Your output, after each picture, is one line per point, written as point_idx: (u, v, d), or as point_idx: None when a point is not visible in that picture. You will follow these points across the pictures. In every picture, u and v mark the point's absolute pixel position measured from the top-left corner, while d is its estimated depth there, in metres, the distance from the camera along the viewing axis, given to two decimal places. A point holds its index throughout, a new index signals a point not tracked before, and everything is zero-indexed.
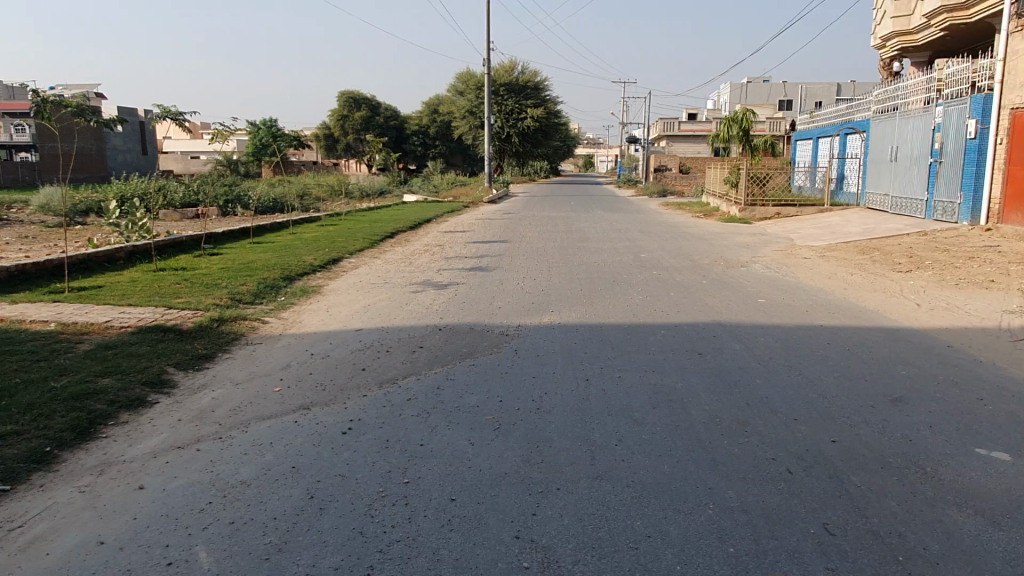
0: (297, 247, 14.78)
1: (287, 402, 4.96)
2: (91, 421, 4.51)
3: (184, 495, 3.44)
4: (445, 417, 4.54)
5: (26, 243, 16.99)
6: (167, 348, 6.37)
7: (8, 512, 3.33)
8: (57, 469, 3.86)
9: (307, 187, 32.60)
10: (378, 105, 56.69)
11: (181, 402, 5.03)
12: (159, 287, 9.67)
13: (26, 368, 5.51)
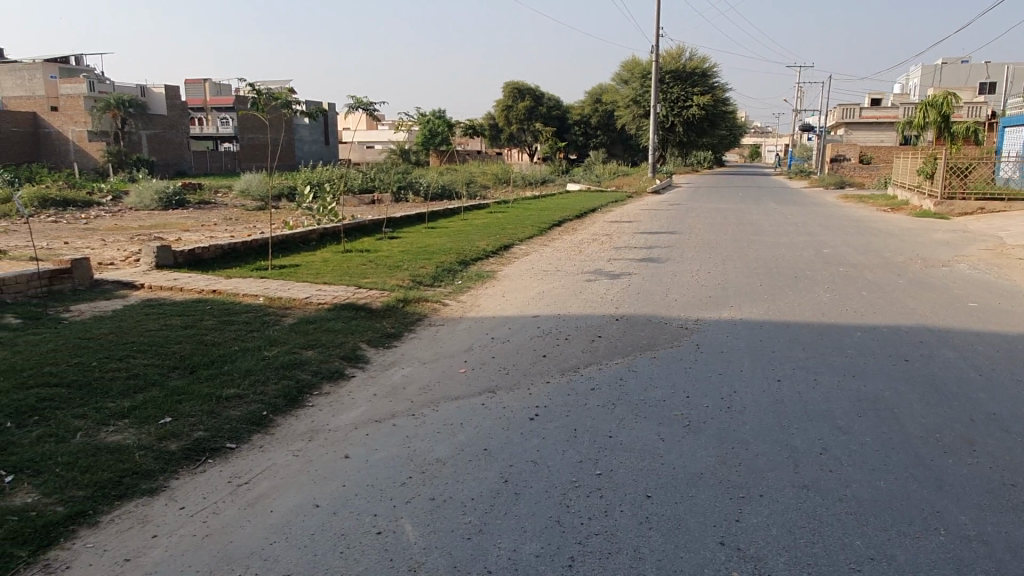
0: (469, 233, 15.22)
1: (472, 384, 5.08)
2: (299, 390, 4.87)
3: (387, 468, 3.60)
4: (631, 409, 4.43)
5: (231, 224, 18.82)
6: (360, 325, 6.76)
7: (235, 468, 3.65)
8: (272, 432, 4.19)
9: (474, 175, 33.70)
10: (543, 96, 57.41)
11: (376, 378, 5.30)
12: (349, 267, 10.32)
13: (243, 338, 6.07)
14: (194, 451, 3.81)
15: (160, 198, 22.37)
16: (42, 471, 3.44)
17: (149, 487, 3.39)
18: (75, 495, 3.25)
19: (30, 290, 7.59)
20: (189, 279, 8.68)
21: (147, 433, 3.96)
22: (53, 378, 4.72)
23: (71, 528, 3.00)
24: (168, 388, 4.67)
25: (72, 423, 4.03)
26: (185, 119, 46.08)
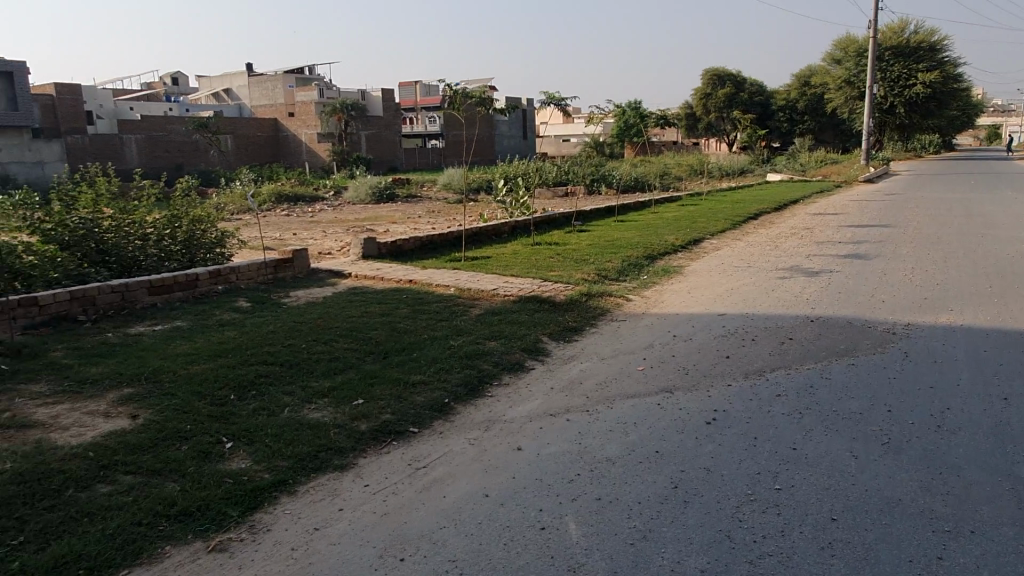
0: (659, 226, 14.89)
1: (650, 383, 4.97)
2: (480, 379, 5.06)
3: (557, 463, 3.62)
4: (821, 420, 4.09)
5: (433, 217, 19.99)
6: (543, 318, 6.87)
7: (416, 452, 3.87)
8: (452, 419, 4.39)
9: (668, 167, 32.93)
10: (744, 81, 54.71)
11: (554, 371, 5.37)
12: (536, 260, 10.54)
13: (433, 327, 6.42)
14: (381, 432, 4.09)
15: (373, 192, 24.26)
16: (255, 440, 3.87)
17: (340, 463, 3.69)
18: (280, 464, 3.62)
19: (260, 277, 8.56)
20: (392, 269, 9.34)
21: (343, 413, 4.31)
22: (270, 357, 5.29)
23: (275, 494, 3.35)
24: (363, 371, 5.06)
25: (283, 399, 4.50)
26: (399, 119, 49.57)
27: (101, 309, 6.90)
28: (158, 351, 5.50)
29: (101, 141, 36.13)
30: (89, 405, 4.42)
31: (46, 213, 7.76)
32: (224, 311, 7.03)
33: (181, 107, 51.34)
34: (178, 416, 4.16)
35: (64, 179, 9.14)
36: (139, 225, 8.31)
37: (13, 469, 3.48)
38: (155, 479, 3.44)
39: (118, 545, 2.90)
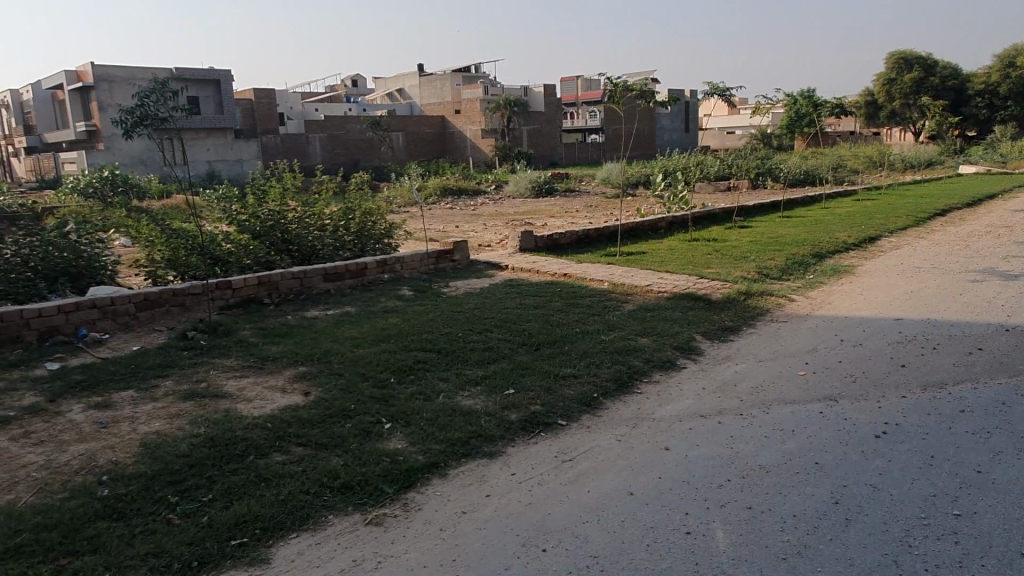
0: (830, 223, 13.95)
1: (812, 389, 4.68)
2: (630, 375, 5.00)
3: (706, 467, 3.51)
4: (1014, 442, 3.65)
5: (590, 211, 20.01)
6: (698, 316, 6.68)
7: (563, 445, 3.90)
8: (600, 414, 4.37)
9: (843, 159, 30.76)
10: (934, 65, 49.87)
11: (707, 371, 5.20)
12: (694, 256, 10.25)
13: (584, 321, 6.43)
14: (530, 423, 4.16)
15: (532, 186, 24.64)
16: (411, 423, 4.07)
17: (489, 451, 3.80)
18: (433, 447, 3.79)
19: (422, 267, 8.97)
20: (546, 262, 9.46)
21: (494, 402, 4.43)
22: (428, 344, 5.54)
23: (427, 475, 3.51)
24: (514, 362, 5.17)
25: (438, 385, 4.70)
26: (558, 115, 49.92)
27: (283, 294, 7.54)
28: (330, 334, 5.94)
29: (288, 139, 39.41)
30: (269, 381, 4.86)
31: (240, 205, 8.59)
32: (389, 299, 7.44)
33: (357, 107, 54.88)
34: (344, 396, 4.47)
35: (256, 174, 10.07)
36: (317, 217, 8.99)
37: (206, 434, 3.90)
38: (322, 452, 3.72)
39: (288, 510, 3.17)
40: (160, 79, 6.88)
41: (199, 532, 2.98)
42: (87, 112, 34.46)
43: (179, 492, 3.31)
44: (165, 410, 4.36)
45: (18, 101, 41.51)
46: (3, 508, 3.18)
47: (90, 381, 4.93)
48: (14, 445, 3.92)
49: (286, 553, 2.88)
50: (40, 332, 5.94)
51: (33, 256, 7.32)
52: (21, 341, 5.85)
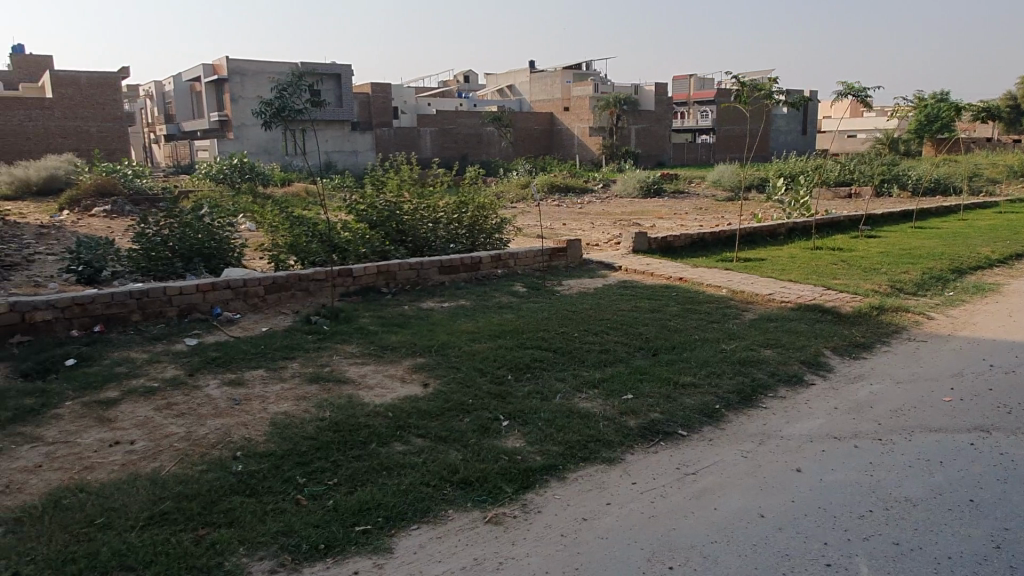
0: (968, 236, 12.92)
1: (960, 418, 4.29)
2: (754, 388, 4.76)
3: (844, 494, 3.27)
4: None
5: (701, 214, 19.43)
6: (826, 330, 6.30)
7: (685, 456, 3.75)
8: (723, 427, 4.18)
9: (982, 167, 28.51)
10: None
11: (838, 390, 4.88)
12: (818, 266, 9.71)
13: (703, 328, 6.20)
14: (649, 431, 4.03)
15: (641, 186, 24.20)
16: (528, 422, 4.03)
17: (608, 457, 3.70)
18: (551, 449, 3.73)
19: (535, 264, 8.88)
20: (661, 265, 9.22)
21: (612, 406, 4.33)
22: (544, 343, 5.49)
23: (546, 477, 3.45)
24: (632, 367, 5.04)
25: (555, 385, 4.63)
26: (670, 115, 48.90)
27: (400, 284, 7.68)
28: (446, 327, 5.99)
29: (403, 133, 40.49)
30: (389, 369, 4.95)
31: (362, 195, 8.84)
32: (503, 294, 7.45)
33: (470, 103, 55.80)
34: (462, 390, 4.49)
35: (376, 166, 10.34)
36: (434, 210, 9.13)
37: (331, 418, 4.01)
38: (442, 445, 3.73)
39: (410, 500, 3.19)
40: (298, 72, 7.16)
41: (325, 515, 3.05)
42: (221, 103, 36.72)
43: (306, 473, 3.41)
44: (293, 391, 4.52)
45: (162, 91, 44.77)
46: (149, 476, 3.38)
47: (224, 358, 5.19)
48: (158, 415, 4.17)
49: (408, 544, 2.89)
50: (180, 309, 6.31)
51: (174, 237, 7.82)
52: (163, 316, 6.24)
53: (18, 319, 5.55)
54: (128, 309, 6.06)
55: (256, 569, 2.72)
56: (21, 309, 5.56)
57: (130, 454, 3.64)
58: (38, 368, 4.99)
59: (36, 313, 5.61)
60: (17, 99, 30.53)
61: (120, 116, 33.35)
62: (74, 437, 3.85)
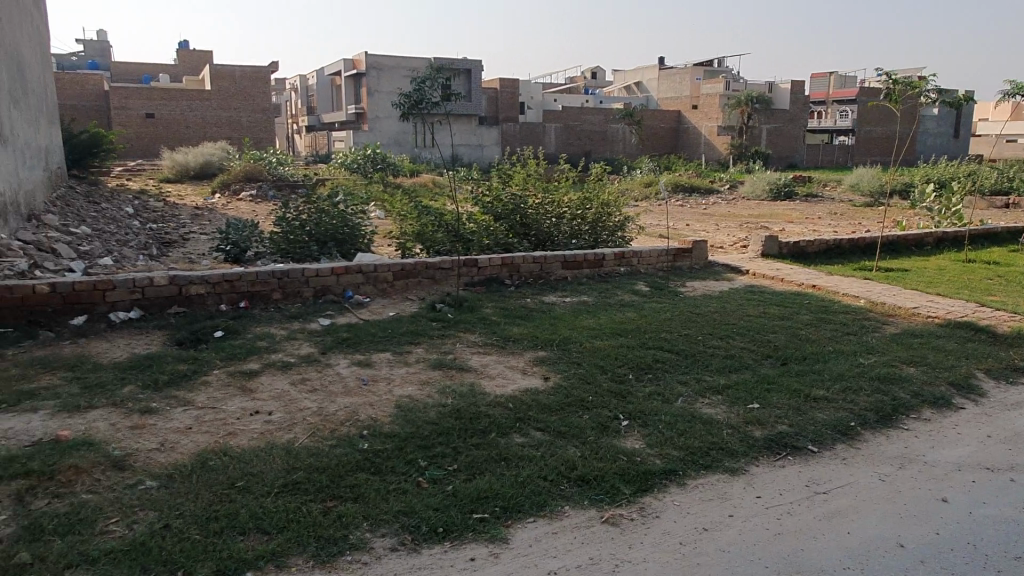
0: None
1: None
2: (895, 408, 4.43)
3: (998, 531, 2.99)
4: None
5: (836, 219, 18.35)
6: (979, 351, 5.77)
7: (816, 473, 3.56)
8: (858, 447, 3.92)
9: None
10: None
11: (992, 417, 4.46)
12: (970, 280, 8.93)
13: (838, 339, 5.85)
14: (777, 443, 3.84)
15: (772, 188, 23.19)
16: (649, 424, 3.95)
17: (731, 467, 3.56)
18: (671, 454, 3.63)
19: (659, 264, 8.67)
20: (792, 271, 8.78)
21: (737, 415, 4.16)
22: (667, 344, 5.35)
23: (664, 482, 3.37)
24: (760, 375, 4.82)
25: (677, 389, 4.51)
26: (807, 114, 46.56)
27: (523, 276, 7.73)
28: (567, 322, 5.98)
29: (529, 129, 40.84)
30: (509, 361, 5.00)
31: (489, 188, 8.98)
32: (624, 292, 7.34)
33: (596, 99, 55.44)
34: (582, 386, 4.46)
35: (504, 160, 10.46)
36: (558, 204, 9.14)
37: (452, 405, 4.10)
38: (560, 440, 3.72)
39: (527, 493, 3.20)
40: (435, 65, 7.34)
41: (444, 500, 3.12)
42: (358, 96, 38.45)
43: (428, 457, 3.50)
44: (417, 376, 4.66)
45: (306, 84, 47.44)
46: (284, 446, 3.59)
47: (355, 340, 5.43)
48: (294, 389, 4.41)
49: (524, 537, 2.90)
50: (315, 290, 6.66)
51: (313, 222, 8.26)
52: (301, 296, 6.61)
53: (175, 291, 6.04)
54: (270, 287, 6.46)
55: (378, 545, 2.82)
56: (178, 282, 6.04)
57: (268, 424, 3.88)
58: (191, 338, 5.41)
59: (191, 287, 6.09)
60: (180, 90, 33.30)
61: (268, 107, 35.63)
62: (220, 404, 4.14)
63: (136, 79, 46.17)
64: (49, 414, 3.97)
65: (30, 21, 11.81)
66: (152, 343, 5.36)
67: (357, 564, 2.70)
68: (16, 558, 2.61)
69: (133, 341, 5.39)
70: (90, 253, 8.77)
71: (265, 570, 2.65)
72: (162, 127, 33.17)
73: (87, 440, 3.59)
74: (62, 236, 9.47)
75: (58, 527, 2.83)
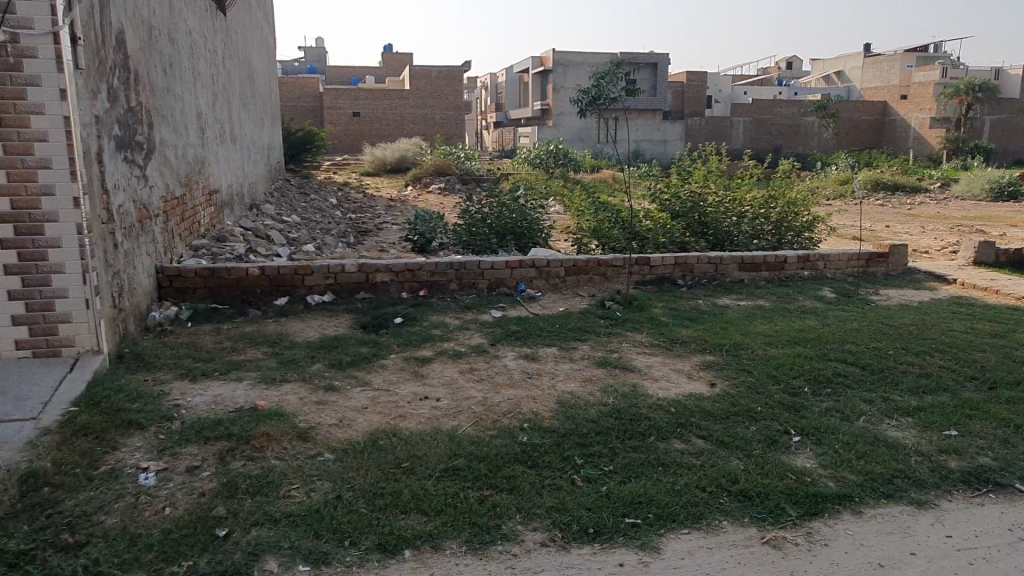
0: None
1: None
2: None
3: None
4: None
5: None
6: None
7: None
8: None
9: None
10: None
11: None
12: None
13: None
14: (976, 477, 3.40)
15: (996, 187, 20.53)
16: (824, 442, 3.66)
17: (918, 498, 3.20)
18: (847, 477, 3.34)
19: (849, 269, 8.00)
20: (1012, 282, 7.73)
21: (929, 441, 3.74)
22: (851, 357, 4.93)
23: (837, 507, 3.11)
24: (961, 399, 4.29)
25: (860, 406, 4.14)
26: None
27: (696, 277, 7.47)
28: (741, 327, 5.69)
29: (716, 122, 39.43)
30: (676, 364, 4.86)
31: (667, 185, 8.76)
32: (807, 298, 6.86)
33: (791, 91, 52.24)
34: (751, 396, 4.23)
35: (684, 155, 10.15)
36: (739, 203, 8.71)
37: (613, 405, 4.05)
38: (723, 451, 3.56)
39: (683, 502, 3.09)
40: (618, 60, 7.25)
41: (597, 500, 3.09)
42: (544, 92, 39.15)
43: (584, 455, 3.49)
44: (580, 373, 4.67)
45: (495, 82, 49.07)
46: (448, 432, 3.74)
47: (523, 333, 5.54)
48: (461, 377, 4.59)
49: (676, 548, 2.81)
50: (490, 282, 6.87)
51: (492, 215, 8.53)
52: (476, 287, 6.85)
53: (363, 278, 6.50)
54: (448, 278, 6.76)
55: (528, 538, 2.86)
56: (366, 270, 6.50)
57: (436, 410, 4.07)
58: (374, 323, 5.80)
59: (377, 275, 6.52)
60: (382, 91, 35.76)
61: (459, 104, 37.29)
62: (394, 387, 4.40)
63: (346, 80, 50.26)
64: (251, 384, 4.44)
65: (260, 30, 13.22)
66: (341, 326, 5.81)
67: (507, 555, 2.76)
68: (215, 511, 2.95)
69: (325, 322, 5.88)
70: (297, 239, 9.67)
71: (421, 549, 2.79)
72: (365, 125, 35.86)
73: (279, 411, 3.97)
74: (275, 224, 10.53)
75: (250, 487, 3.16)
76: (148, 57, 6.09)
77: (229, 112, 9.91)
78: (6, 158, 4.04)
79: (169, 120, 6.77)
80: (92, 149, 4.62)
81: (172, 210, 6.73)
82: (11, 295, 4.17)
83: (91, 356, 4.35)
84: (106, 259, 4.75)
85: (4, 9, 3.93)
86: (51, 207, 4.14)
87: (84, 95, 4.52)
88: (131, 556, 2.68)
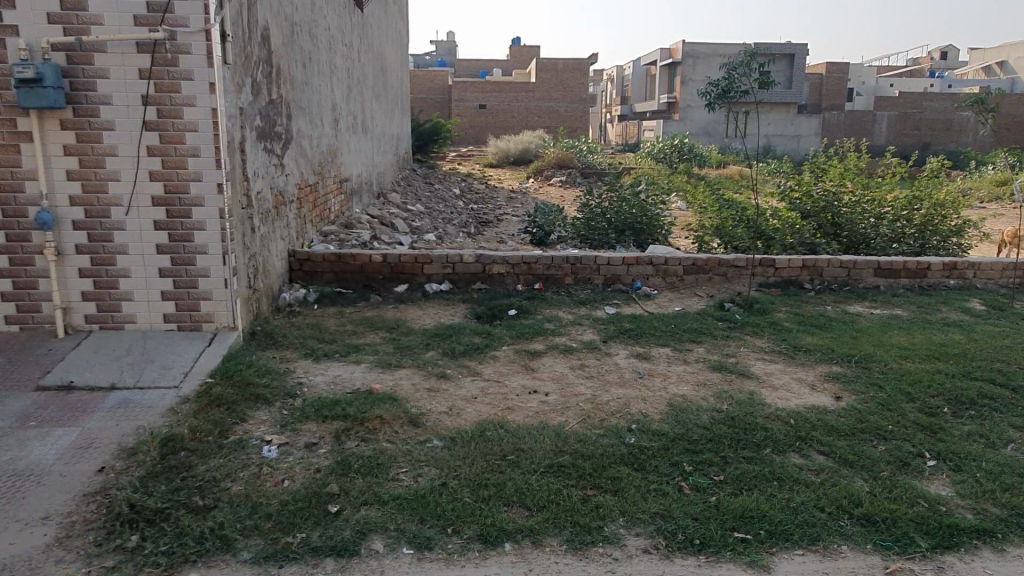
0: None
1: None
2: None
3: None
4: None
5: None
6: None
7: None
8: None
9: None
10: None
11: None
12: None
13: None
14: None
15: None
16: (964, 470, 3.35)
17: None
18: (989, 510, 3.04)
19: (1003, 279, 7.27)
20: None
21: None
22: (1000, 376, 4.48)
23: (976, 543, 2.84)
24: None
25: (1008, 432, 3.76)
26: None
27: (826, 281, 7.03)
28: (873, 337, 5.32)
29: (858, 117, 36.89)
30: (798, 373, 4.61)
31: (798, 183, 8.35)
32: (952, 310, 6.31)
33: (944, 83, 48.27)
34: (882, 413, 3.94)
35: (819, 152, 9.55)
36: (879, 204, 8.12)
37: (727, 412, 3.89)
38: (845, 469, 3.34)
39: (799, 522, 2.92)
40: (751, 49, 6.91)
41: (705, 511, 2.98)
42: (672, 84, 38.20)
43: (693, 462, 3.37)
44: (695, 376, 4.53)
45: (621, 74, 48.54)
46: (555, 427, 3.73)
47: (637, 331, 5.42)
48: (572, 373, 4.58)
49: (788, 569, 2.66)
50: (605, 278, 6.77)
51: (610, 210, 8.42)
52: (591, 282, 6.77)
53: (479, 268, 6.59)
54: (563, 272, 6.73)
55: (631, 544, 2.80)
56: (483, 261, 6.57)
57: (544, 404, 4.06)
58: (488, 313, 5.87)
59: (493, 266, 6.59)
60: (509, 84, 36.15)
61: (585, 97, 37.06)
62: (504, 379, 4.44)
63: (474, 73, 51.12)
64: (369, 368, 4.61)
65: (394, 25, 13.70)
66: (456, 315, 5.92)
67: (608, 558, 2.71)
68: (328, 487, 3.08)
69: (442, 311, 6.02)
70: (420, 228, 9.95)
71: (521, 543, 2.79)
72: (492, 117, 36.34)
73: (393, 395, 4.10)
74: (400, 213, 10.88)
75: (361, 468, 3.27)
76: (289, 51, 6.42)
77: (361, 105, 10.33)
78: (162, 147, 4.39)
79: (306, 112, 7.13)
80: (236, 138, 4.93)
81: (306, 197, 7.09)
82: (161, 272, 4.53)
83: (227, 333, 4.66)
84: (244, 243, 5.06)
85: (165, 8, 4.25)
86: (198, 192, 4.46)
87: (231, 87, 4.81)
88: (251, 524, 2.84)
